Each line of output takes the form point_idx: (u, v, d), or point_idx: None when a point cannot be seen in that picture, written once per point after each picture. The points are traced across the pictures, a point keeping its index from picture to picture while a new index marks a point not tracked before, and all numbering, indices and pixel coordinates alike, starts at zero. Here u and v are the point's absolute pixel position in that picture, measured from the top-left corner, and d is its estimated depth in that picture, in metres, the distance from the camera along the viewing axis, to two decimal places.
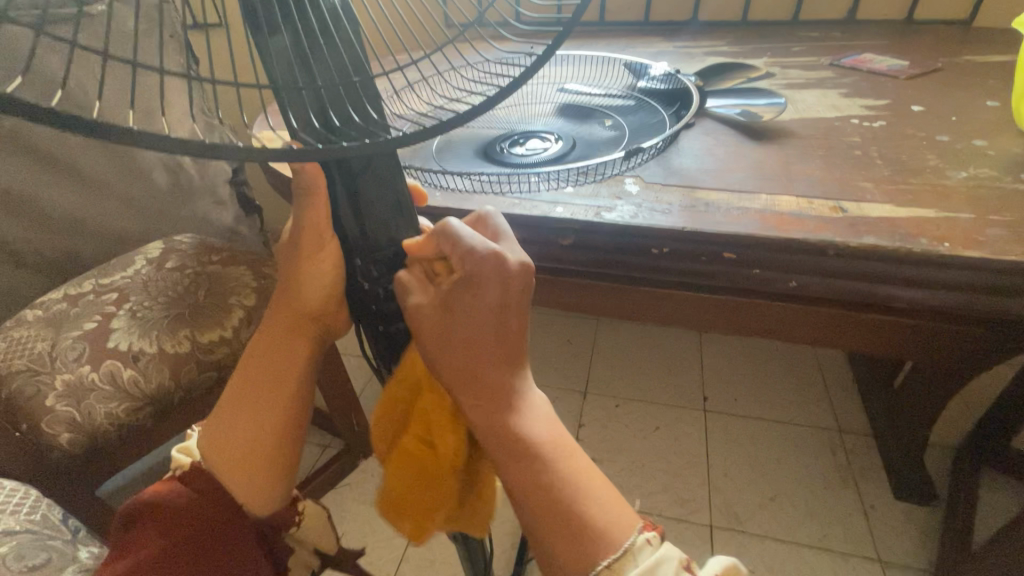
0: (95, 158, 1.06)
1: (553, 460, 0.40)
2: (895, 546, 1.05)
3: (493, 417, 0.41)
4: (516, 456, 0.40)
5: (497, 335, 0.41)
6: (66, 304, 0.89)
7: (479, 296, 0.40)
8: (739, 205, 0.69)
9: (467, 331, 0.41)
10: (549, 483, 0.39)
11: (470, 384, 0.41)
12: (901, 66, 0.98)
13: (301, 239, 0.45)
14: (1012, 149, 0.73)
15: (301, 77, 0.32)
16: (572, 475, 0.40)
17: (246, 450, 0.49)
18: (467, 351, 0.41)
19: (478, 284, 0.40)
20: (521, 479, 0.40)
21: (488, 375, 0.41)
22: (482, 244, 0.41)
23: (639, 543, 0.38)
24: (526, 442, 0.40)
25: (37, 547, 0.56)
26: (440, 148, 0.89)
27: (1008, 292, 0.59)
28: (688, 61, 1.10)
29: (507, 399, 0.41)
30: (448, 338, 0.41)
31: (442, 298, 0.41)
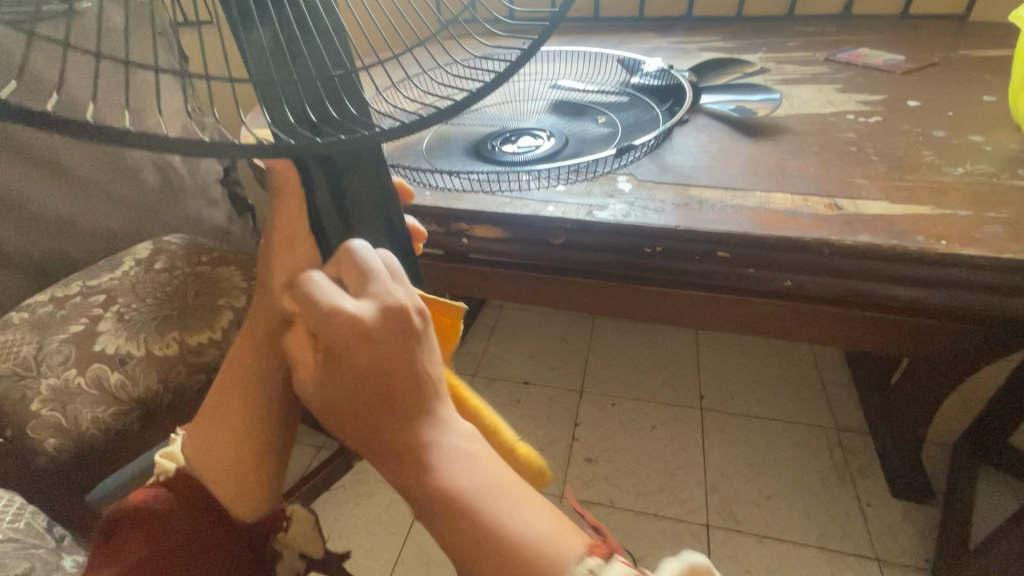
0: (82, 158, 1.04)
1: (480, 517, 0.33)
2: (892, 545, 1.04)
3: (405, 490, 0.34)
4: (445, 527, 0.33)
5: (379, 398, 0.33)
6: (52, 307, 0.88)
7: (349, 359, 0.33)
8: (733, 203, 0.68)
9: (352, 404, 0.33)
10: (488, 548, 0.32)
11: (374, 461, 0.35)
12: (896, 61, 0.97)
13: (279, 237, 0.42)
14: (1010, 144, 0.72)
15: (277, 72, 0.30)
16: (507, 527, 0.33)
17: (229, 455, 0.47)
18: (356, 427, 0.34)
19: (341, 352, 0.33)
20: (462, 553, 0.33)
21: (384, 448, 0.34)
22: (331, 300, 0.33)
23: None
24: (449, 509, 0.33)
25: (19, 556, 0.55)
26: (431, 146, 0.88)
27: (1006, 290, 0.58)
28: (682, 57, 1.09)
29: (415, 465, 0.34)
30: (333, 420, 0.34)
31: (314, 371, 0.34)
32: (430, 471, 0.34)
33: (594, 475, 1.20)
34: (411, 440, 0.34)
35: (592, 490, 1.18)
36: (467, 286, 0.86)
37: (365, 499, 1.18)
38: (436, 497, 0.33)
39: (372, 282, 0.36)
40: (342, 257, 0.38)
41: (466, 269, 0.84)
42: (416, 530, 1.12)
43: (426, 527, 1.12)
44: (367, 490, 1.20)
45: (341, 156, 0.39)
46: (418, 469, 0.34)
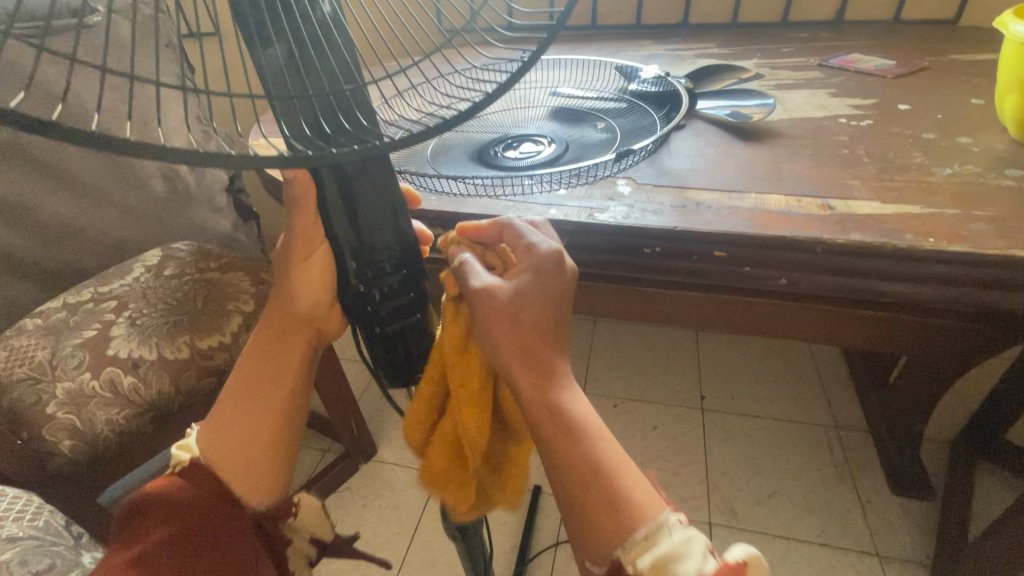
0: (92, 168, 1.07)
1: (597, 440, 0.42)
2: (893, 540, 1.06)
3: (542, 395, 0.42)
4: (563, 433, 0.42)
5: (552, 323, 0.44)
6: (65, 313, 0.90)
7: (542, 283, 0.44)
8: (729, 204, 0.70)
9: (535, 311, 0.43)
10: (598, 463, 0.41)
11: (523, 363, 0.43)
12: (888, 66, 1.00)
13: (293, 242, 0.49)
14: (997, 145, 0.74)
15: (294, 87, 0.33)
16: (614, 455, 0.42)
17: (248, 441, 0.51)
18: (531, 331, 0.43)
19: (546, 274, 0.44)
20: (573, 458, 0.41)
21: (539, 359, 0.43)
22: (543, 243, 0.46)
23: (674, 521, 0.40)
24: (573, 421, 0.42)
25: (41, 553, 0.57)
26: (435, 152, 0.90)
27: (994, 285, 0.60)
28: (679, 63, 1.11)
29: (554, 383, 0.43)
30: (515, 317, 0.43)
31: (512, 282, 0.44)
32: (565, 392, 0.43)
33: None
34: (558, 366, 0.44)
35: None
36: None
37: (372, 501, 1.20)
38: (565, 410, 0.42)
39: None
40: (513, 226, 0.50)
41: None
42: (422, 530, 1.13)
43: (433, 527, 1.14)
44: (373, 492, 1.21)
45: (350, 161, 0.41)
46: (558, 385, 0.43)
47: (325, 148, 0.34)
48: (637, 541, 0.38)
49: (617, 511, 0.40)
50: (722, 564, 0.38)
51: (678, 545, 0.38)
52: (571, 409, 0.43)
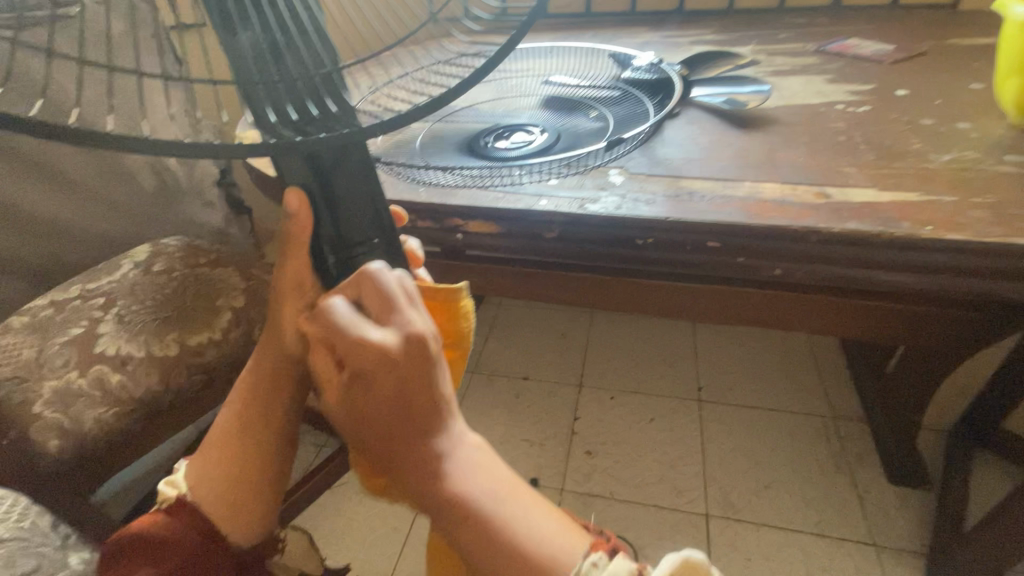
0: (78, 162, 1.05)
1: (488, 529, 0.38)
2: (890, 531, 1.05)
3: (421, 499, 0.39)
4: (452, 530, 0.39)
5: (396, 419, 0.38)
6: (52, 310, 0.89)
7: (379, 384, 0.37)
8: (723, 193, 0.69)
9: (371, 419, 0.38)
10: (494, 549, 0.38)
11: (393, 471, 0.39)
12: (886, 51, 0.98)
13: (284, 283, 0.45)
14: (996, 131, 0.73)
15: (259, 72, 0.31)
16: (513, 535, 0.38)
17: (234, 486, 0.49)
18: (376, 442, 0.39)
19: (364, 376, 0.37)
20: (470, 552, 0.38)
21: (406, 464, 0.38)
22: (359, 329, 0.37)
23: (586, 566, 0.37)
24: (458, 516, 0.38)
25: (27, 554, 0.56)
26: (425, 142, 0.89)
27: (992, 274, 0.59)
28: (674, 50, 1.09)
29: (432, 482, 0.38)
30: (357, 433, 0.39)
31: (341, 393, 0.39)
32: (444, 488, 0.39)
33: (594, 468, 1.21)
34: (423, 459, 0.39)
35: (593, 482, 1.19)
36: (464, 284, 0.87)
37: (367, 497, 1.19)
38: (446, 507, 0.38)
39: (392, 307, 0.39)
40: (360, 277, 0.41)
41: (464, 265, 0.85)
42: (418, 524, 1.13)
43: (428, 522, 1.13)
44: None
45: (327, 152, 0.40)
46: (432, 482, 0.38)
47: (290, 135, 0.33)
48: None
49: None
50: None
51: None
52: (450, 505, 0.38)
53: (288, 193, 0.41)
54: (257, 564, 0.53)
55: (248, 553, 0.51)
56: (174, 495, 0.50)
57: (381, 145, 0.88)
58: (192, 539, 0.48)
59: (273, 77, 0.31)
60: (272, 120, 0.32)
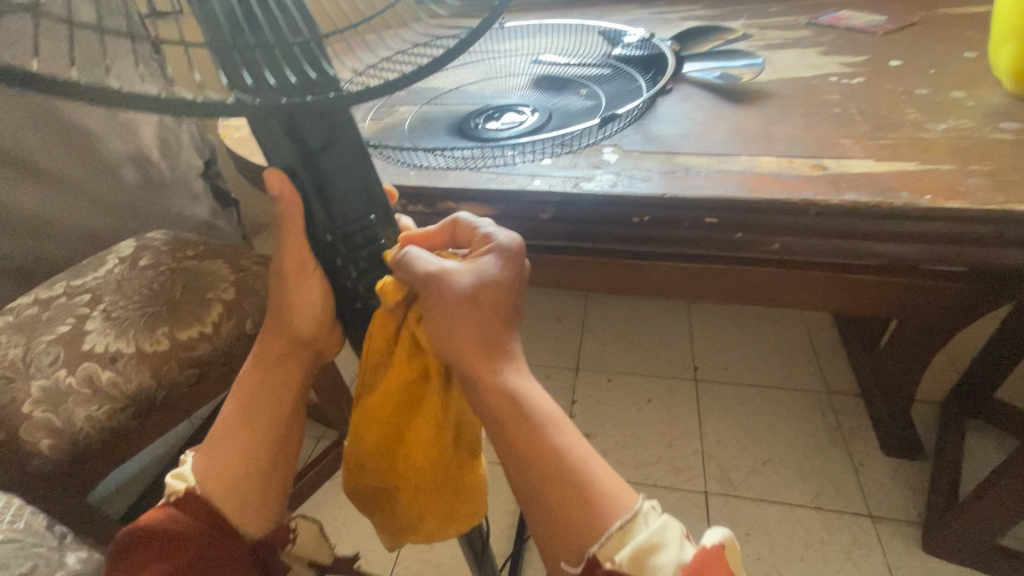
0: (55, 156, 1.01)
1: (560, 430, 0.43)
2: (886, 500, 1.07)
3: (503, 387, 0.43)
4: (525, 425, 0.42)
5: (513, 315, 0.45)
6: (37, 308, 0.86)
7: (502, 280, 0.44)
8: (719, 168, 0.68)
9: (489, 299, 0.44)
10: (564, 447, 0.42)
11: (487, 357, 0.44)
12: (878, 22, 0.97)
13: (285, 267, 0.46)
14: (991, 98, 0.72)
15: (233, 39, 0.30)
16: (578, 444, 0.43)
17: (248, 474, 0.48)
18: (485, 326, 0.44)
19: (505, 269, 0.45)
20: (536, 446, 0.41)
21: (500, 356, 0.44)
22: (504, 240, 0.46)
23: (644, 506, 0.40)
24: (535, 405, 0.43)
25: (22, 556, 0.55)
26: (413, 125, 0.87)
27: (992, 242, 0.58)
28: (665, 26, 1.07)
29: (515, 377, 0.44)
30: (471, 310, 0.43)
31: (468, 274, 0.44)
32: (525, 384, 0.44)
33: (593, 450, 1.22)
34: (517, 359, 0.45)
35: None
36: None
37: None
38: (525, 403, 0.43)
39: None
40: None
41: None
42: None
43: None
44: None
45: (314, 133, 0.38)
46: (518, 374, 0.44)
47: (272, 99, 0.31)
48: (614, 527, 0.38)
49: (587, 501, 0.40)
50: (698, 548, 0.39)
51: (652, 527, 0.39)
52: (530, 395, 0.43)
53: (268, 174, 0.41)
54: (268, 560, 0.50)
55: (259, 546, 0.50)
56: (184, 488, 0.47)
57: (368, 128, 0.86)
58: (202, 531, 0.46)
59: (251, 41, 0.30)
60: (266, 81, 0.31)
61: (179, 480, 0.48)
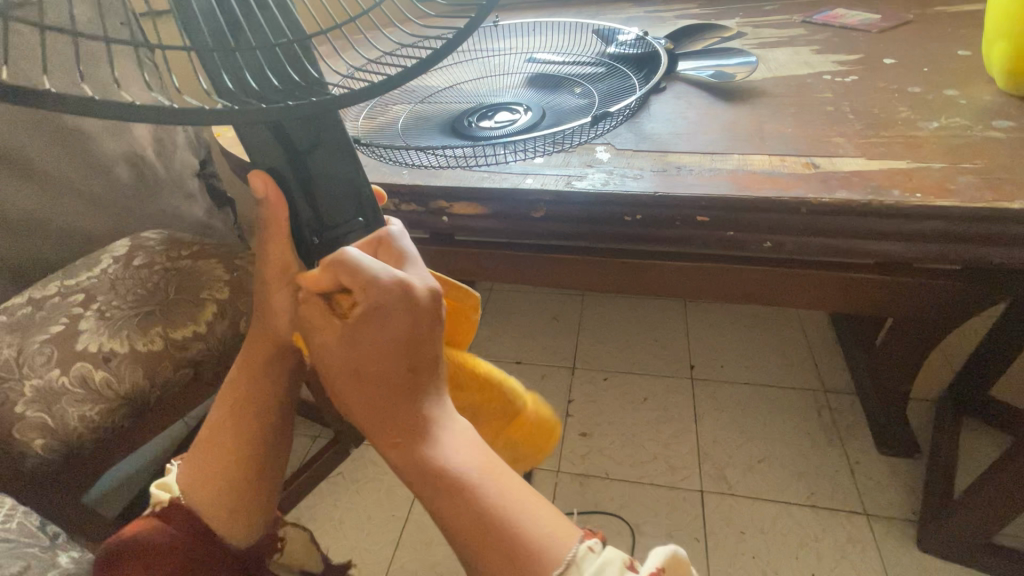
0: (48, 155, 1.01)
1: (477, 491, 0.37)
2: (881, 498, 1.07)
3: (406, 458, 0.38)
4: (438, 495, 0.37)
5: (407, 364, 0.38)
6: (30, 308, 0.86)
7: (384, 325, 0.37)
8: (711, 167, 0.68)
9: (370, 356, 0.37)
10: (481, 513, 0.36)
11: (389, 423, 0.38)
12: (872, 20, 0.97)
13: (267, 274, 0.44)
14: (983, 97, 0.72)
15: (212, 41, 0.30)
16: (501, 502, 0.37)
17: (231, 483, 0.48)
18: (375, 388, 0.38)
19: (380, 313, 0.37)
20: (450, 516, 0.37)
21: (400, 418, 0.38)
22: (384, 271, 0.38)
23: (581, 552, 0.36)
24: (445, 468, 0.37)
25: (14, 555, 0.54)
26: (407, 124, 0.86)
27: (983, 241, 0.58)
28: (659, 24, 1.07)
29: (420, 441, 0.38)
30: (353, 376, 0.38)
31: (342, 334, 0.38)
32: (433, 446, 0.38)
33: (589, 449, 1.22)
34: (424, 414, 0.39)
35: (588, 462, 1.19)
36: (458, 269, 0.86)
37: (364, 486, 1.19)
38: (436, 470, 0.37)
39: (410, 265, 0.42)
40: (379, 241, 0.43)
41: (455, 250, 0.83)
42: (416, 511, 1.13)
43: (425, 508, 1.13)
44: (365, 476, 1.21)
45: (301, 132, 0.38)
46: (426, 434, 0.39)
47: (252, 103, 0.31)
48: None
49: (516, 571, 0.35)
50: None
51: None
52: (439, 455, 0.38)
53: (252, 178, 0.40)
54: (258, 565, 0.51)
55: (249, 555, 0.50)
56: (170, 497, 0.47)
57: (361, 127, 0.86)
58: (187, 538, 0.46)
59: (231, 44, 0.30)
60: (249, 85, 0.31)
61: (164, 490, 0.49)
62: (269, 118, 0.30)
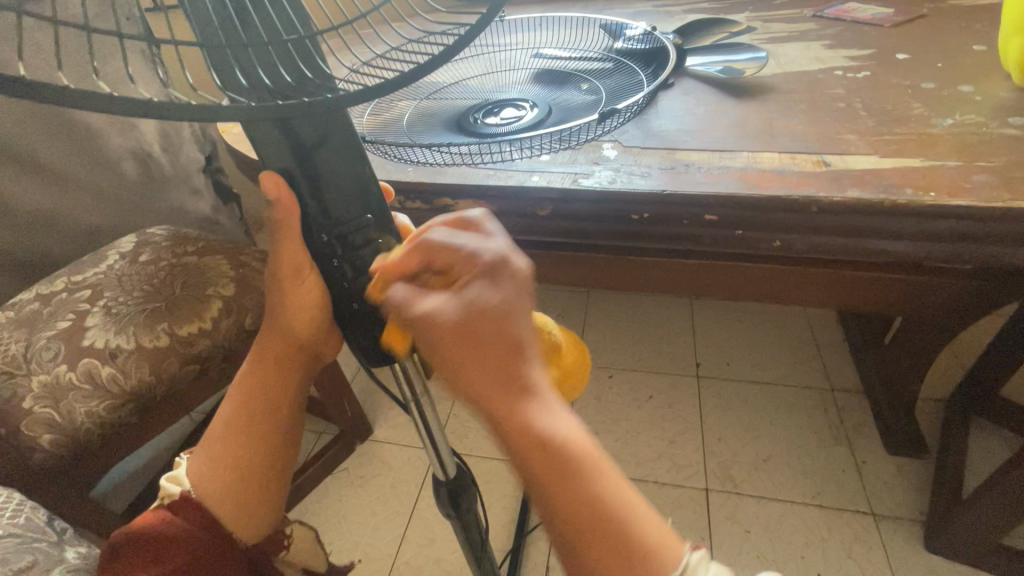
0: (55, 151, 1.01)
1: (601, 487, 0.35)
2: (888, 499, 1.06)
3: (525, 436, 0.34)
4: (560, 486, 0.34)
5: (520, 342, 0.35)
6: (38, 304, 0.87)
7: (505, 294, 0.36)
8: (720, 164, 0.67)
9: (490, 320, 0.35)
10: (603, 508, 0.34)
11: (506, 407, 0.34)
12: (885, 14, 0.95)
13: (280, 271, 0.45)
14: (1000, 93, 0.71)
15: (224, 37, 0.30)
16: (621, 499, 0.35)
17: (239, 479, 0.48)
18: (490, 357, 0.35)
19: (498, 276, 0.36)
20: (569, 506, 0.34)
21: (514, 395, 0.35)
22: (490, 243, 0.38)
23: (694, 562, 0.35)
24: (572, 465, 0.34)
25: (22, 550, 0.55)
26: (412, 120, 0.86)
27: (998, 241, 0.57)
28: (667, 19, 1.06)
29: (540, 422, 0.34)
30: (470, 335, 0.34)
31: (459, 294, 0.35)
32: (555, 428, 0.35)
33: None
34: (535, 399, 0.35)
35: None
36: None
37: (368, 481, 1.19)
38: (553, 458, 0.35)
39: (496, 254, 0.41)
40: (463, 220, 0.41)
41: None
42: (420, 506, 1.13)
43: (430, 503, 1.14)
44: (370, 472, 1.21)
45: (308, 131, 0.38)
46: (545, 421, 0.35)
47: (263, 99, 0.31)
48: None
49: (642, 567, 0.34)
50: None
51: None
52: (562, 445, 0.34)
53: (263, 179, 0.40)
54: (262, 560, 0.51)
55: (256, 549, 0.50)
56: (178, 492, 0.47)
57: (367, 123, 0.85)
58: (198, 535, 0.46)
59: (243, 41, 0.30)
60: (261, 81, 0.31)
61: (173, 483, 0.48)
62: (282, 115, 0.30)
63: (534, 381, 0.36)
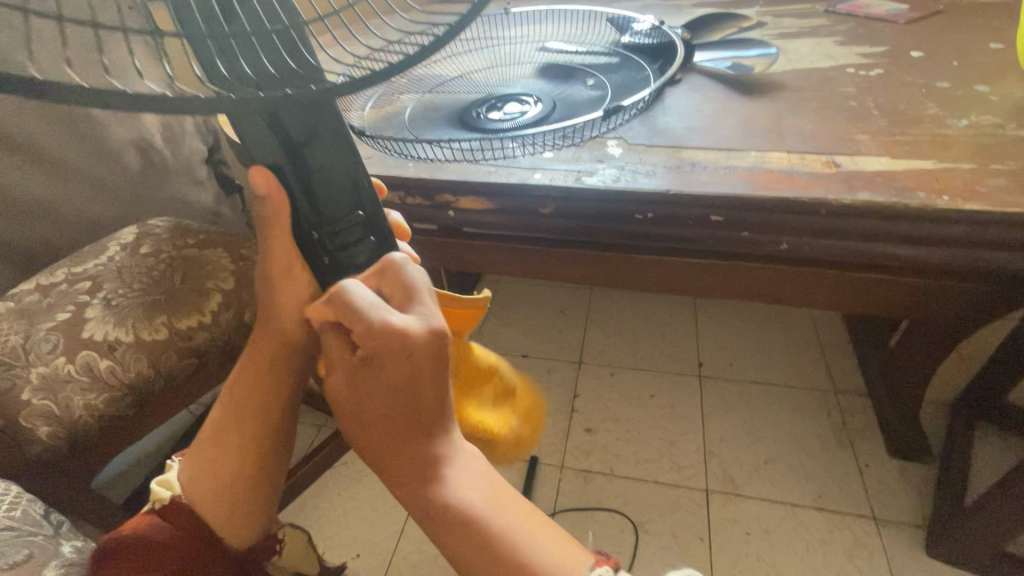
0: (58, 141, 1.00)
1: (484, 526, 0.40)
2: (890, 503, 1.05)
3: (416, 496, 0.41)
4: (447, 531, 0.41)
5: (409, 414, 0.40)
6: (38, 295, 0.86)
7: (385, 374, 0.38)
8: (727, 164, 0.66)
9: (376, 401, 0.39)
10: (489, 548, 0.40)
11: (400, 473, 0.41)
12: (899, 10, 0.93)
13: (273, 268, 0.44)
14: (1016, 93, 0.69)
15: (206, 27, 0.29)
16: (511, 531, 0.40)
17: (231, 483, 0.47)
18: (382, 433, 0.41)
19: (377, 361, 0.37)
20: (456, 548, 0.41)
21: (406, 458, 0.41)
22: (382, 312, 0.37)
23: None
24: (457, 516, 0.41)
25: (18, 544, 0.54)
26: (414, 115, 0.85)
27: (1012, 246, 0.56)
28: (676, 13, 1.04)
29: (427, 479, 0.41)
30: (359, 420, 0.41)
31: (346, 379, 0.40)
32: (441, 486, 0.41)
33: (594, 445, 1.21)
34: (429, 456, 0.41)
35: (592, 459, 1.18)
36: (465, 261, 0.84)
37: (367, 477, 1.19)
38: (444, 505, 0.41)
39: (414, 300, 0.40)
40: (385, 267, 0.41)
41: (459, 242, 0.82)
42: None
43: None
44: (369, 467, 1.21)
45: (298, 125, 0.37)
46: (432, 479, 0.41)
47: (248, 90, 0.30)
48: None
49: None
50: None
51: None
52: (445, 502, 0.41)
53: (252, 173, 0.39)
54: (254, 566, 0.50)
55: (247, 555, 0.49)
56: (171, 496, 0.47)
57: (368, 117, 0.84)
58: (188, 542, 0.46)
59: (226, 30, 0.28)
60: (246, 72, 0.30)
61: (165, 488, 0.48)
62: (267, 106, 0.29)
63: (429, 449, 0.41)
